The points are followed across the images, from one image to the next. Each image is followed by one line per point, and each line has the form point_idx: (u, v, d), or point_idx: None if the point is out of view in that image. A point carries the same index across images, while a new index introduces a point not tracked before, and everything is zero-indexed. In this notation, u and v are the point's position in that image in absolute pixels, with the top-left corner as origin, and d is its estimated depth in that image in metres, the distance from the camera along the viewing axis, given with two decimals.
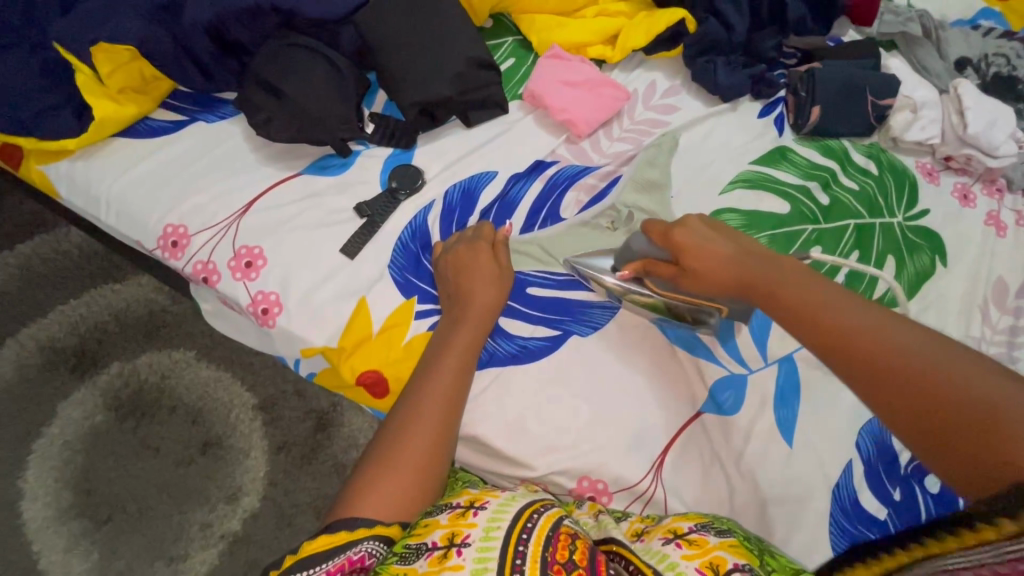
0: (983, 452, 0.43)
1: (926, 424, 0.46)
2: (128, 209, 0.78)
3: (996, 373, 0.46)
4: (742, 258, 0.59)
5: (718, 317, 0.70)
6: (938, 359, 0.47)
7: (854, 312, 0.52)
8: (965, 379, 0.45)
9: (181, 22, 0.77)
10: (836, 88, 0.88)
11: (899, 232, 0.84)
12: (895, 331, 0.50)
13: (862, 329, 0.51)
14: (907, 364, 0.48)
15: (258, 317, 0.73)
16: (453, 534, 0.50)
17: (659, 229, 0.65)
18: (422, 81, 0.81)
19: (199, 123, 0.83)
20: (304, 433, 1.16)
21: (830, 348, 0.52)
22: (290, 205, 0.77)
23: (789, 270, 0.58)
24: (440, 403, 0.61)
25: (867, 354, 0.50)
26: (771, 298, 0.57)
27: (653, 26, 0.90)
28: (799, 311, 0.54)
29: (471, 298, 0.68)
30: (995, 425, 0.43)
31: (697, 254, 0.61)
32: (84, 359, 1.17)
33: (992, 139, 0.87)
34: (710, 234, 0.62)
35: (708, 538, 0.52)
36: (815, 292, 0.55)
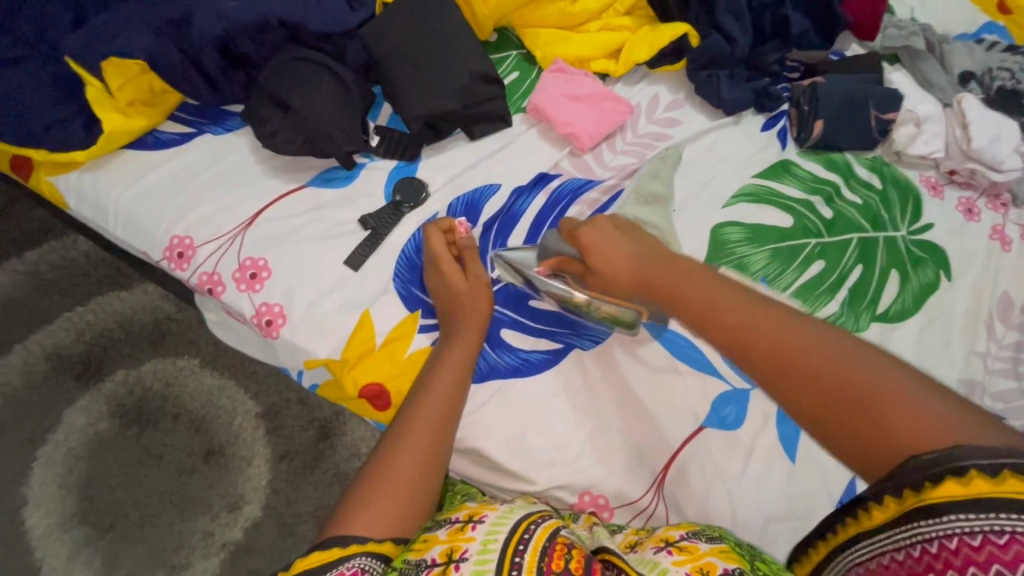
0: (860, 428, 0.46)
1: (813, 407, 0.48)
2: (135, 219, 0.79)
3: (866, 351, 0.49)
4: (645, 259, 0.63)
5: (641, 318, 0.69)
6: (820, 346, 0.50)
7: (748, 305, 0.54)
8: (841, 359, 0.48)
9: (191, 36, 0.78)
10: (840, 101, 0.88)
11: (903, 246, 0.84)
12: (783, 321, 0.52)
13: (754, 322, 0.53)
14: (794, 350, 0.50)
15: (262, 328, 0.74)
16: (452, 549, 0.50)
17: (569, 228, 0.69)
18: (427, 95, 0.82)
19: (207, 135, 0.84)
20: (306, 442, 1.16)
21: (724, 338, 0.54)
22: (296, 217, 0.78)
23: (685, 268, 0.60)
24: (436, 420, 0.61)
25: (762, 345, 0.52)
26: (673, 295, 0.59)
27: (656, 40, 0.90)
28: (698, 309, 0.56)
29: (467, 313, 0.69)
30: (868, 403, 0.46)
31: (602, 256, 0.65)
32: (89, 366, 1.18)
33: (997, 154, 0.87)
34: (615, 235, 0.66)
35: (698, 545, 0.51)
36: (712, 287, 0.57)
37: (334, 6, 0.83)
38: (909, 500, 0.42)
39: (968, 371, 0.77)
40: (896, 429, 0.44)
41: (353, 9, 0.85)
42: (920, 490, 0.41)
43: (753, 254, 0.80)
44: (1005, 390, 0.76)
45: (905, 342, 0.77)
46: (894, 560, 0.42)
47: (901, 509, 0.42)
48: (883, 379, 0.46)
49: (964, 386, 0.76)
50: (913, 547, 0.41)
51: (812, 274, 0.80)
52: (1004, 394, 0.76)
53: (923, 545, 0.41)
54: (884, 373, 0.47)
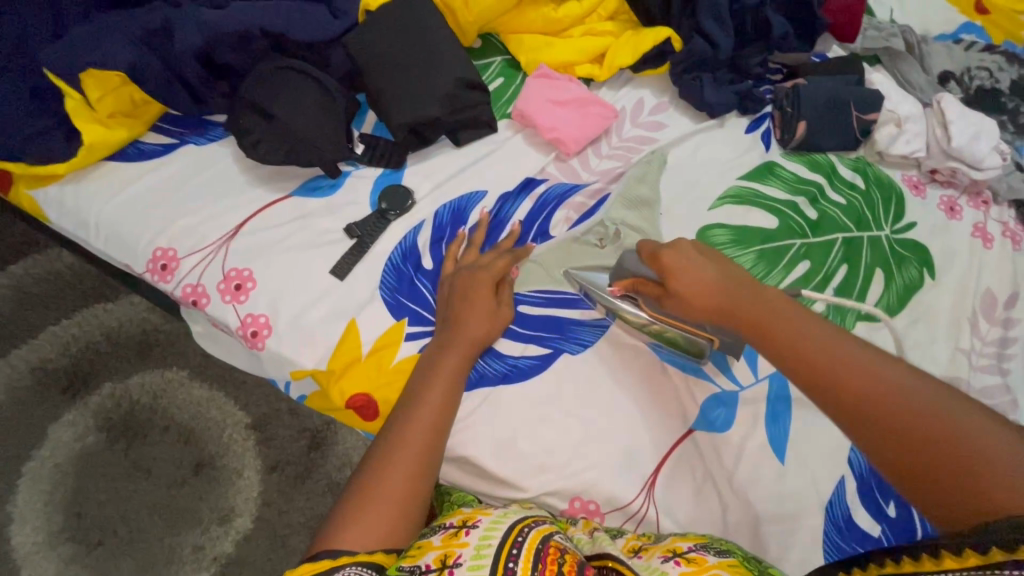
0: (957, 487, 0.46)
1: (905, 459, 0.48)
2: (117, 232, 0.78)
3: (968, 408, 0.48)
4: (731, 288, 0.58)
5: (711, 348, 0.69)
6: (921, 400, 0.49)
7: (843, 348, 0.53)
8: (943, 416, 0.48)
9: (172, 47, 0.78)
10: (822, 102, 0.89)
11: (887, 244, 0.84)
12: (878, 367, 0.51)
13: (849, 368, 0.51)
14: (892, 402, 0.49)
15: (248, 339, 0.73)
16: (446, 555, 0.50)
17: (648, 248, 0.62)
18: (411, 102, 0.81)
19: (190, 146, 0.83)
20: (298, 452, 1.15)
21: (814, 382, 0.53)
22: (281, 226, 0.78)
23: (773, 301, 0.57)
24: (428, 427, 0.61)
25: (856, 394, 0.50)
26: (759, 330, 0.56)
27: (639, 44, 0.91)
28: (787, 348, 0.54)
29: (463, 319, 0.68)
30: (967, 463, 0.46)
31: (684, 279, 0.58)
32: (76, 380, 1.16)
33: (976, 153, 0.88)
34: (699, 258, 0.60)
35: (705, 557, 0.51)
36: (804, 326, 0.55)
37: (316, 15, 0.83)
38: (971, 559, 0.42)
39: (953, 368, 0.77)
40: (998, 492, 0.44)
41: (335, 17, 0.85)
42: (985, 554, 0.42)
43: (739, 256, 0.80)
44: (989, 386, 0.77)
45: (891, 341, 0.78)
46: None
47: (957, 566, 0.43)
48: (986, 441, 0.46)
49: (949, 383, 0.76)
50: None
51: (798, 275, 0.80)
52: (988, 390, 0.77)
53: None
54: (988, 436, 0.46)
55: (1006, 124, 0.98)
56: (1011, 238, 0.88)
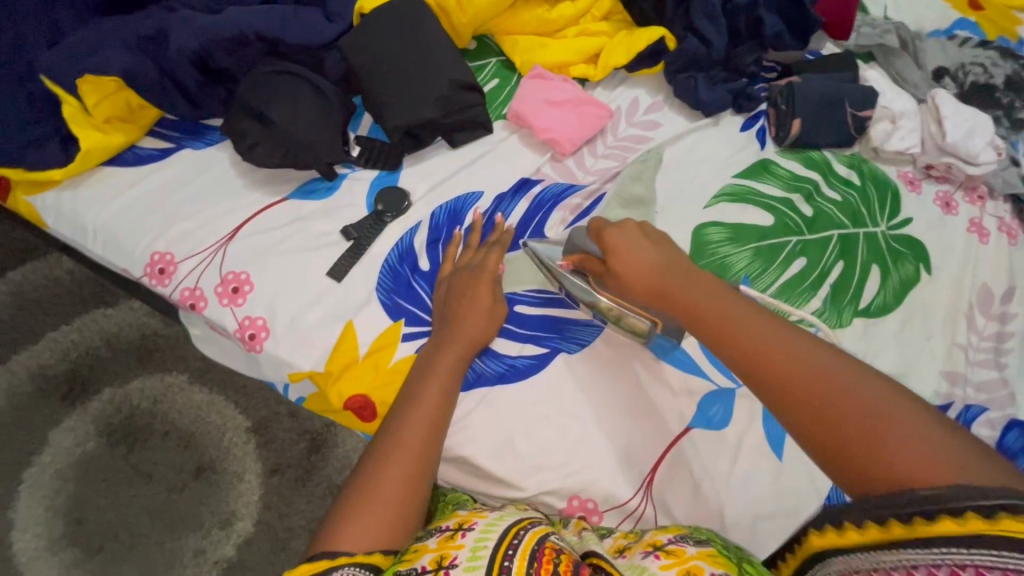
0: (868, 457, 0.47)
1: (820, 432, 0.50)
2: (115, 237, 0.78)
3: (881, 384, 0.50)
4: (667, 269, 0.60)
5: (655, 331, 0.68)
6: (838, 375, 0.51)
7: (768, 328, 0.54)
8: (857, 392, 0.49)
9: (168, 52, 0.78)
10: (816, 100, 0.89)
11: (883, 241, 0.84)
12: (801, 346, 0.53)
13: (769, 343, 0.53)
14: (810, 377, 0.51)
15: (245, 342, 0.73)
16: (441, 557, 0.50)
17: (597, 225, 0.66)
18: (405, 104, 0.82)
19: (186, 150, 0.84)
20: (298, 455, 1.15)
21: (737, 358, 0.54)
22: (277, 229, 0.78)
23: (705, 284, 0.59)
24: (425, 428, 0.61)
25: (777, 370, 0.52)
26: (686, 310, 0.58)
27: (633, 44, 0.91)
28: (716, 327, 0.56)
29: (460, 318, 0.69)
30: (879, 434, 0.47)
31: (624, 259, 0.62)
32: (76, 386, 1.17)
33: (971, 148, 0.88)
34: (641, 241, 0.63)
35: (685, 549, 0.51)
36: (730, 305, 0.57)
37: (311, 19, 0.84)
38: (895, 529, 0.45)
39: (950, 364, 0.77)
40: (906, 464, 0.46)
41: (330, 21, 0.85)
42: (910, 523, 0.44)
43: (735, 253, 0.80)
44: (987, 381, 0.77)
45: (888, 337, 0.78)
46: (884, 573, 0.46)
47: (884, 536, 0.45)
48: (890, 411, 0.48)
49: (946, 378, 0.76)
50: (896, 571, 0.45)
51: (794, 272, 0.80)
52: (985, 385, 0.77)
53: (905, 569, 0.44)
54: (897, 410, 0.48)
55: (1001, 120, 0.98)
56: (1007, 233, 0.88)
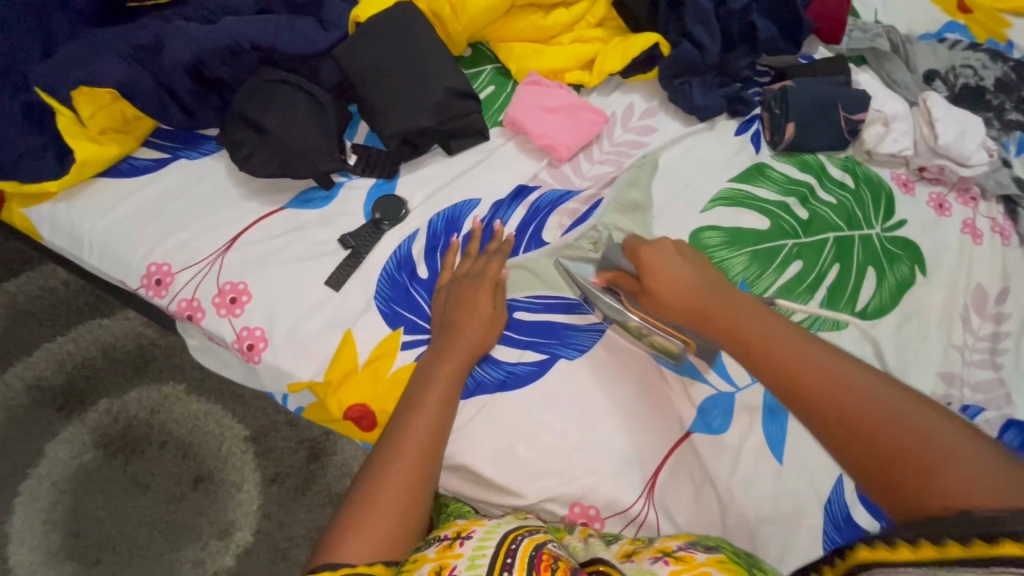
0: (922, 482, 0.46)
1: (871, 458, 0.49)
2: (111, 248, 0.78)
3: (931, 410, 0.49)
4: (702, 288, 0.60)
5: (687, 352, 0.70)
6: (885, 400, 0.50)
7: (811, 352, 0.54)
8: (906, 417, 0.49)
9: (163, 63, 0.78)
10: (810, 103, 0.90)
11: (878, 243, 0.85)
12: (846, 369, 0.52)
13: (812, 368, 0.53)
14: (857, 402, 0.50)
15: (243, 352, 0.73)
16: (440, 566, 0.50)
17: (631, 243, 0.66)
18: (402, 112, 0.82)
19: (182, 160, 0.83)
20: (297, 464, 1.14)
21: (781, 384, 0.54)
22: (275, 239, 0.78)
23: (744, 306, 0.59)
24: (425, 437, 0.60)
25: (823, 394, 0.52)
26: (726, 333, 0.58)
27: (628, 50, 0.91)
28: (756, 352, 0.56)
29: (460, 327, 0.69)
30: (932, 460, 0.46)
31: (659, 276, 0.62)
32: (72, 397, 1.16)
33: (963, 150, 0.89)
34: (676, 258, 0.63)
35: (694, 556, 0.51)
36: (769, 328, 0.56)
37: (306, 28, 0.84)
38: (952, 550, 0.39)
39: (947, 364, 0.78)
40: (962, 490, 0.44)
41: (325, 30, 0.85)
42: (967, 544, 0.39)
43: (732, 257, 0.81)
44: (983, 381, 0.78)
45: (884, 338, 0.78)
46: None
47: (938, 555, 0.40)
48: (943, 439, 0.47)
49: (943, 379, 0.77)
50: None
51: (791, 275, 0.81)
52: (982, 385, 0.77)
53: None
54: (950, 435, 0.47)
55: (992, 121, 0.99)
56: (1000, 234, 0.89)
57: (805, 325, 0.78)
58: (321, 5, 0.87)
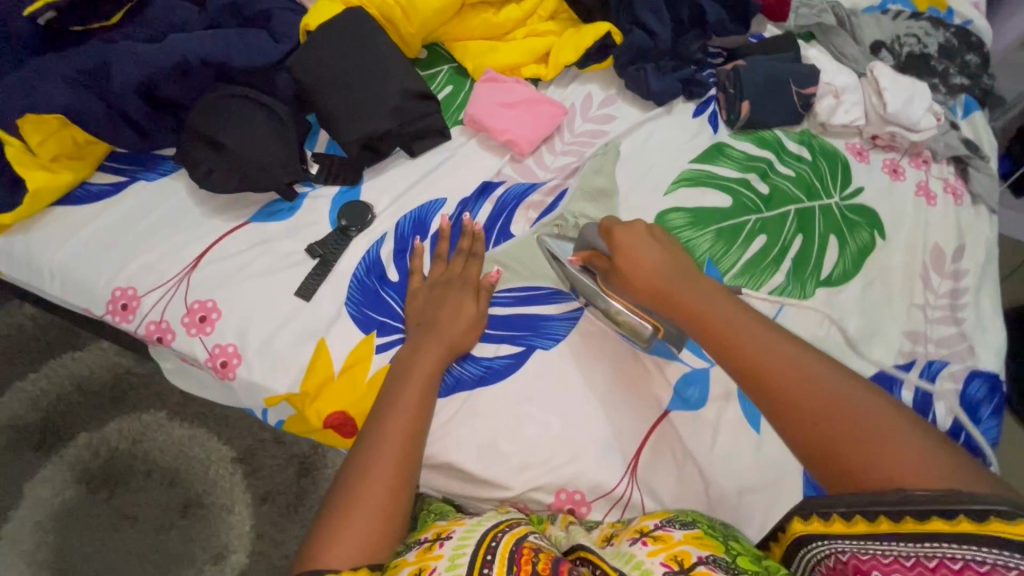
0: (840, 453, 0.50)
1: (799, 427, 0.52)
2: (73, 277, 0.77)
3: (864, 390, 0.52)
4: (668, 271, 0.61)
5: (656, 336, 0.69)
6: (822, 377, 0.53)
7: (760, 334, 0.56)
8: (843, 400, 0.52)
9: (111, 84, 0.77)
10: (762, 82, 0.92)
11: (838, 212, 0.87)
12: (792, 351, 0.55)
13: (761, 348, 0.55)
14: (805, 385, 0.53)
15: (218, 370, 0.72)
16: (421, 567, 0.50)
17: (606, 224, 0.67)
18: (361, 118, 0.82)
19: (140, 182, 0.82)
20: (288, 480, 1.13)
21: (730, 360, 0.56)
22: (241, 254, 0.77)
23: (706, 290, 0.60)
24: (404, 434, 0.60)
25: (763, 367, 0.54)
26: (684, 311, 0.59)
27: (581, 43, 0.93)
28: (712, 330, 0.57)
29: (440, 324, 0.69)
30: (856, 436, 0.50)
31: (630, 258, 0.63)
32: (50, 434, 1.13)
33: (912, 115, 0.92)
34: (648, 241, 0.64)
35: (672, 534, 0.52)
36: (729, 311, 0.58)
37: (256, 40, 0.83)
38: (908, 525, 0.47)
39: (911, 323, 0.80)
40: (878, 467, 0.49)
41: (276, 41, 0.85)
42: (899, 521, 0.47)
43: (698, 237, 0.82)
44: (946, 336, 0.80)
45: (852, 303, 0.80)
46: (894, 560, 0.48)
47: (895, 528, 0.47)
48: (871, 417, 0.50)
49: (908, 338, 0.79)
50: (905, 557, 0.47)
51: (756, 249, 0.82)
52: (945, 340, 0.80)
53: (917, 558, 0.47)
54: (883, 416, 0.51)
55: (938, 87, 1.03)
56: (952, 193, 0.92)
57: (772, 297, 0.80)
58: (269, 16, 0.86)
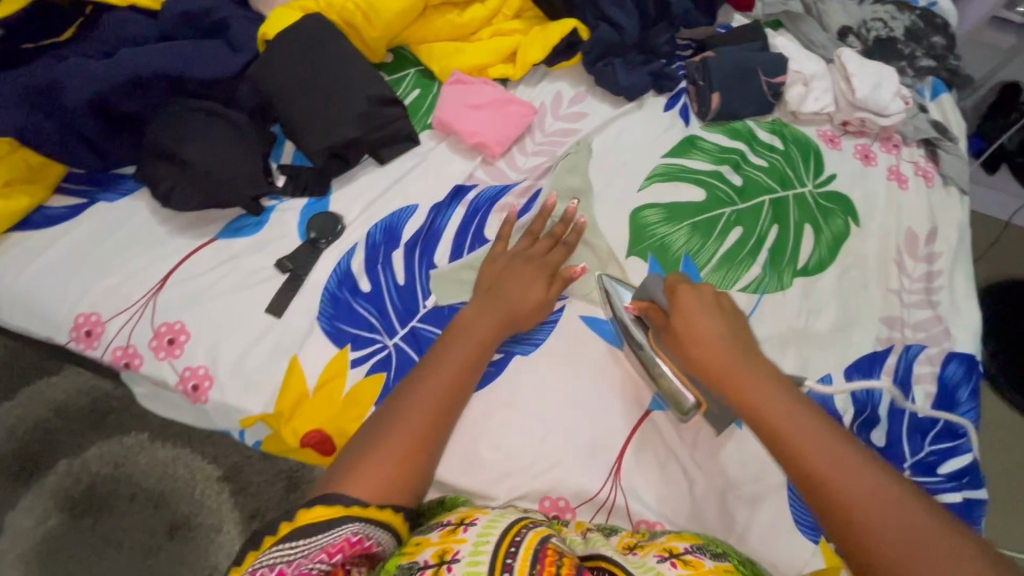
0: (896, 571, 0.46)
1: (848, 531, 0.48)
2: (35, 304, 0.74)
3: (928, 509, 0.48)
4: (724, 344, 0.58)
5: (696, 411, 0.67)
6: (879, 485, 0.49)
7: (815, 427, 0.52)
8: (902, 512, 0.47)
9: (62, 104, 0.74)
10: (730, 73, 0.92)
11: (812, 200, 0.87)
12: (851, 452, 0.51)
13: (815, 444, 0.51)
14: (859, 490, 0.49)
15: (189, 394, 0.71)
16: (444, 551, 0.50)
17: (671, 281, 0.65)
18: (326, 127, 0.80)
19: (101, 203, 0.80)
20: (276, 496, 1.11)
21: (780, 449, 0.53)
22: (208, 273, 0.75)
23: (761, 373, 0.56)
24: (446, 387, 0.62)
25: (812, 459, 0.51)
26: (733, 390, 0.56)
27: (548, 39, 0.91)
28: (761, 415, 0.54)
29: (504, 294, 0.70)
30: (914, 553, 0.46)
31: (687, 323, 0.61)
32: (27, 463, 1.11)
33: (880, 100, 0.92)
34: (706, 310, 0.61)
35: (702, 561, 0.51)
36: (784, 398, 0.54)
37: (212, 51, 0.80)
38: None
39: (888, 309, 0.81)
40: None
41: (235, 51, 0.83)
42: None
43: (673, 232, 0.82)
44: (922, 320, 0.81)
45: (828, 292, 0.81)
46: None
47: None
48: (932, 540, 0.46)
49: (885, 324, 0.80)
50: None
51: (732, 243, 0.82)
52: (922, 324, 0.81)
53: None
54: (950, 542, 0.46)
55: (905, 70, 1.03)
56: (923, 176, 0.93)
57: (750, 290, 0.79)
58: (225, 26, 0.84)
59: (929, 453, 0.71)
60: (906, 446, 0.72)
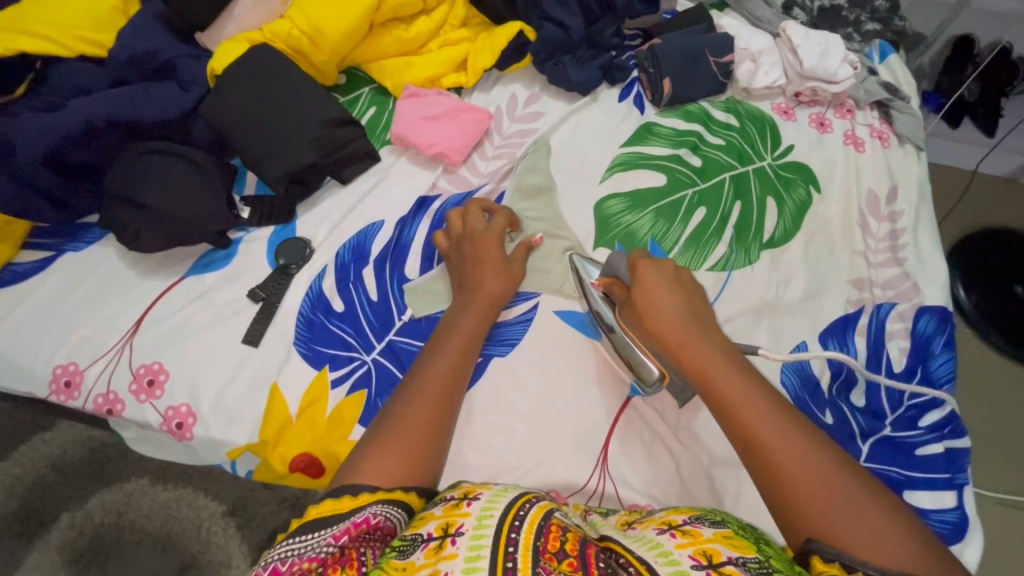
0: (806, 509, 0.47)
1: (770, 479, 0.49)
2: (13, 361, 0.75)
3: (842, 462, 0.49)
4: (677, 315, 0.58)
5: (660, 383, 0.67)
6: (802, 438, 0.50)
7: (750, 387, 0.53)
8: (829, 470, 0.48)
9: (17, 160, 0.75)
10: (679, 57, 0.93)
11: (772, 172, 0.89)
12: (779, 410, 0.52)
13: (750, 401, 0.52)
14: (784, 443, 0.50)
15: (174, 433, 0.71)
16: (447, 524, 0.48)
17: (633, 257, 0.65)
18: (283, 154, 0.81)
19: (67, 255, 0.80)
20: (282, 526, 1.11)
21: (716, 403, 0.53)
22: (181, 311, 0.76)
23: (714, 343, 0.56)
24: (445, 382, 0.60)
25: (753, 417, 0.51)
26: (676, 351, 0.57)
27: (495, 44, 0.92)
28: (699, 373, 0.55)
29: (477, 280, 0.69)
30: (833, 508, 0.47)
31: (648, 295, 0.60)
32: (30, 521, 1.10)
33: (829, 68, 0.93)
34: (663, 282, 0.61)
35: (701, 529, 0.48)
36: (720, 356, 0.55)
37: (164, 93, 0.81)
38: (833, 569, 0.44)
39: (856, 271, 0.82)
40: (852, 538, 0.46)
41: (186, 89, 0.83)
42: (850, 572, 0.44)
43: (637, 220, 0.83)
44: (891, 278, 0.82)
45: (795, 261, 0.82)
46: None
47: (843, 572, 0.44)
48: (843, 487, 0.48)
49: (854, 286, 0.81)
50: None
51: (696, 224, 0.83)
52: (891, 282, 0.82)
53: None
54: (858, 491, 0.48)
55: (852, 36, 1.05)
56: (880, 138, 0.94)
57: (718, 269, 0.80)
58: (174, 66, 0.84)
59: (908, 408, 0.73)
60: (885, 402, 0.73)
